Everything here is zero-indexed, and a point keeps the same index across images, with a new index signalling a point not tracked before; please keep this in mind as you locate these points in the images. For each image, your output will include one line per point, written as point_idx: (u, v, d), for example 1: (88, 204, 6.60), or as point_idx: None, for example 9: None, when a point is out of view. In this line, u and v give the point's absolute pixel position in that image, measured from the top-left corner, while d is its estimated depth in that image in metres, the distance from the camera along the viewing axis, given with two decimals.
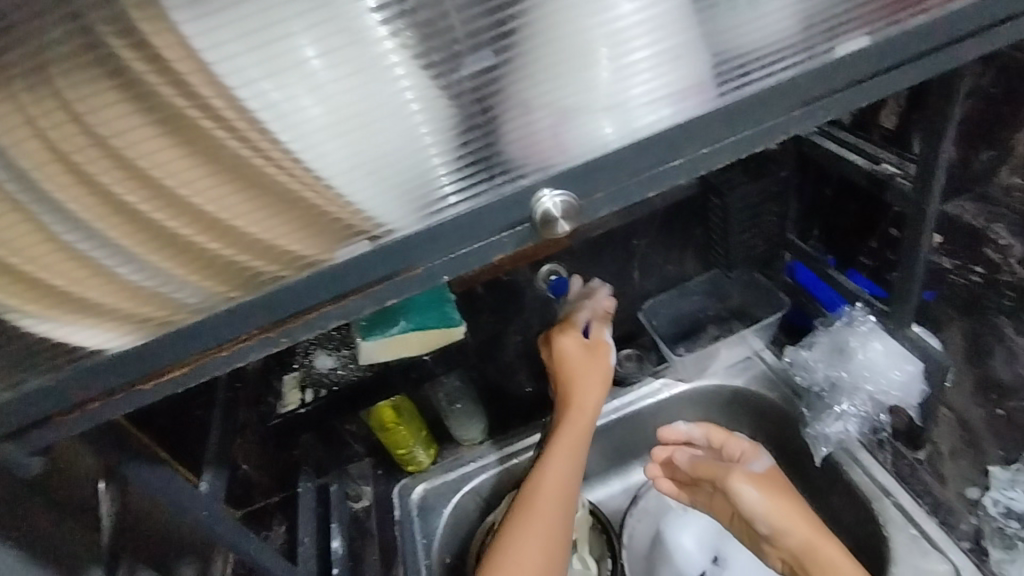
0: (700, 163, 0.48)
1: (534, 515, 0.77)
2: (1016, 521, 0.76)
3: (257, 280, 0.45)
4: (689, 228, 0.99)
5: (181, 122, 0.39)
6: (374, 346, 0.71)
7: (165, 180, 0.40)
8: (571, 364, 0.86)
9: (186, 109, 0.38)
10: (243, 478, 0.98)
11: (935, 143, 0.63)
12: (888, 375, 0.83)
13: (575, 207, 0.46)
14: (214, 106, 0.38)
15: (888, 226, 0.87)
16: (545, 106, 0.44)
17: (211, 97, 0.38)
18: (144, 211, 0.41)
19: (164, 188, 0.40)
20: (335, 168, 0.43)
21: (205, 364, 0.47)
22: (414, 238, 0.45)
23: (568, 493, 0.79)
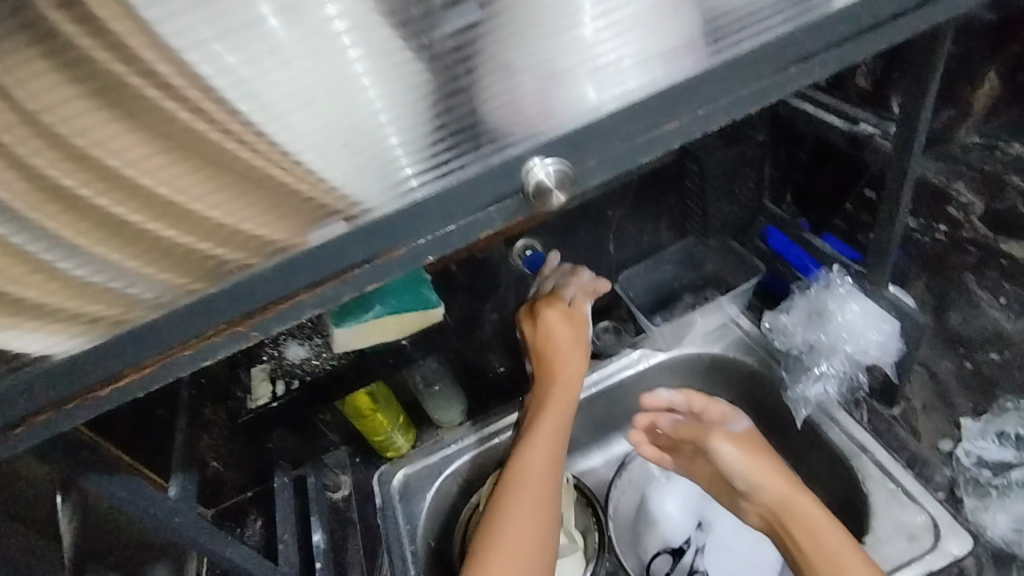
0: (696, 125, 0.45)
1: (525, 492, 0.76)
2: (987, 470, 0.78)
3: (221, 270, 0.41)
4: (665, 197, 0.97)
5: (123, 92, 0.34)
6: (348, 333, 0.68)
7: (108, 159, 0.35)
8: (556, 340, 0.85)
9: (127, 77, 0.33)
10: (213, 476, 0.96)
11: (918, 101, 0.63)
12: (866, 336, 0.83)
13: (569, 175, 0.43)
14: (161, 73, 0.33)
15: (864, 188, 0.87)
16: (531, 68, 0.41)
17: (156, 62, 0.33)
18: (86, 197, 0.36)
19: (107, 169, 0.35)
20: (303, 142, 0.38)
21: (167, 365, 0.43)
22: (395, 216, 0.41)
23: (556, 468, 0.79)
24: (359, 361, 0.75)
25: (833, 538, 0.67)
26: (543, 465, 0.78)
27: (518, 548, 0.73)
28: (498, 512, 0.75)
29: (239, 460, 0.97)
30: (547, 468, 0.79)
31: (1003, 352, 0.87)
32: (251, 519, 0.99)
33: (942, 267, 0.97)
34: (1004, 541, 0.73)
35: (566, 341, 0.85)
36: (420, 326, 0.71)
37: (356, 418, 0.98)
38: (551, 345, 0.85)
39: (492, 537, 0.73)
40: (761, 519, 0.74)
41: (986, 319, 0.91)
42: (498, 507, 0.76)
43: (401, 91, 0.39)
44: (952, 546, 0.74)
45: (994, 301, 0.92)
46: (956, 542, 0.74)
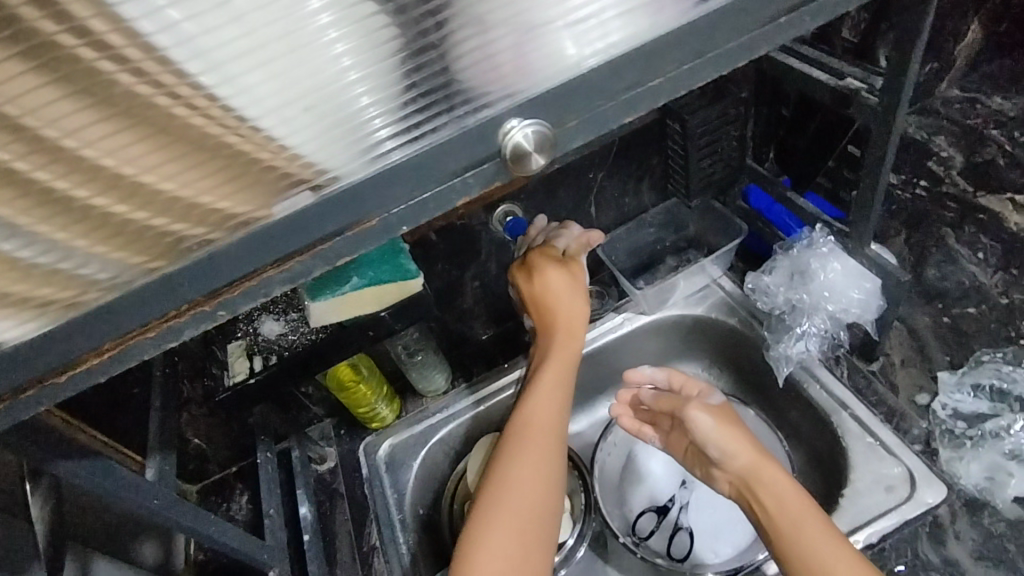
0: (681, 81, 0.43)
1: (529, 444, 0.73)
2: (962, 421, 0.79)
3: (180, 247, 0.38)
4: (647, 157, 0.95)
5: (55, 54, 0.31)
6: (326, 307, 0.66)
7: (45, 129, 0.32)
8: (555, 290, 0.82)
9: (58, 36, 0.30)
10: (197, 452, 0.96)
11: (905, 53, 0.61)
12: (847, 295, 0.84)
13: (548, 138, 0.41)
14: (95, 30, 0.31)
15: (848, 144, 0.86)
16: (504, 21, 0.38)
17: (89, 17, 0.30)
18: (23, 170, 0.33)
19: (44, 139, 0.32)
20: (261, 105, 0.35)
21: (131, 347, 0.41)
22: (366, 184, 0.39)
23: (561, 421, 0.77)
24: (338, 335, 0.72)
25: (797, 504, 0.68)
26: (548, 417, 0.76)
27: (524, 500, 0.70)
28: (501, 467, 0.72)
29: (221, 435, 0.96)
30: (552, 419, 0.76)
31: (980, 305, 0.88)
32: (237, 494, 0.99)
33: (921, 222, 0.97)
34: (977, 489, 0.75)
35: (567, 293, 0.81)
36: (399, 297, 0.69)
37: (338, 391, 0.97)
38: (550, 298, 0.82)
39: (497, 491, 0.70)
40: (730, 486, 0.74)
41: (964, 273, 0.91)
42: (501, 462, 0.73)
43: (366, 47, 0.37)
44: (926, 496, 0.75)
45: (972, 255, 0.93)
46: (931, 492, 0.76)
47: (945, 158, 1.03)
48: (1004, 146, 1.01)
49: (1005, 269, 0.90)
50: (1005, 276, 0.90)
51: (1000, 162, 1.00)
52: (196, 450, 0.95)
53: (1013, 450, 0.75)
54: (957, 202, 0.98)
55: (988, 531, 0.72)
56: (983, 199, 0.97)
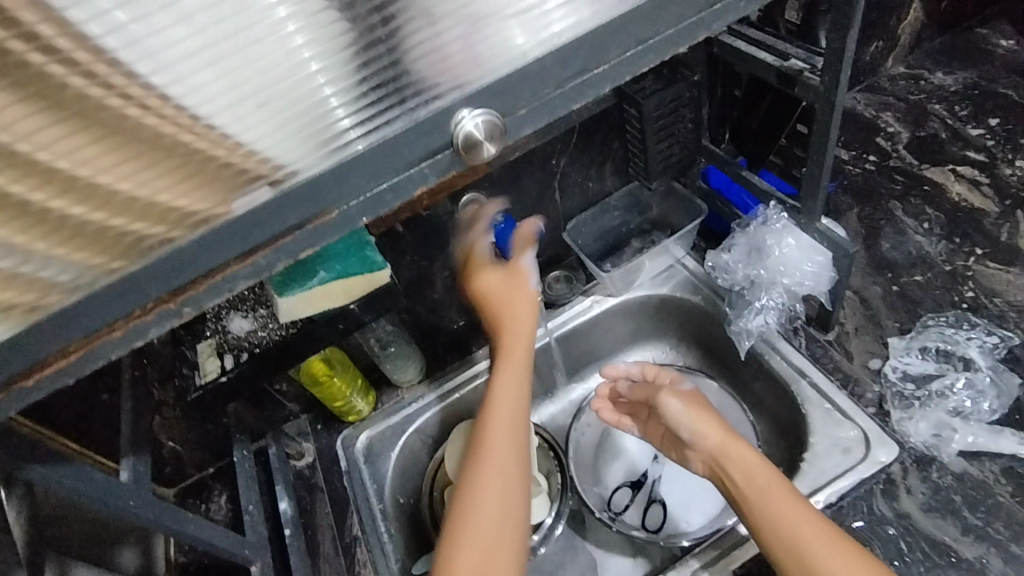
0: (624, 68, 0.45)
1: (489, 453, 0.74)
2: (911, 383, 0.84)
3: (141, 245, 0.38)
4: (608, 142, 0.97)
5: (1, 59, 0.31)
6: (293, 302, 0.66)
7: None
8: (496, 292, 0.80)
9: (5, 40, 0.31)
10: (172, 454, 0.95)
11: (841, 35, 0.64)
12: (802, 269, 0.87)
13: (498, 127, 0.42)
14: (43, 34, 0.31)
15: (796, 123, 0.90)
16: (451, 13, 0.39)
17: (36, 22, 0.31)
18: None
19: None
20: (213, 104, 0.36)
21: (96, 349, 0.41)
22: (323, 178, 0.40)
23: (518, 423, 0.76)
24: (308, 329, 0.73)
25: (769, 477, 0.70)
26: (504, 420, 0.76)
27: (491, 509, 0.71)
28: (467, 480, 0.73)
29: (197, 436, 0.96)
30: (516, 410, 0.77)
31: (926, 273, 0.93)
32: (216, 494, 0.99)
33: (870, 196, 1.02)
34: (925, 446, 0.79)
35: (510, 279, 0.80)
36: (367, 289, 0.70)
37: (312, 386, 0.97)
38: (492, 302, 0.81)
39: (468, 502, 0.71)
40: (704, 466, 0.77)
41: (911, 243, 0.96)
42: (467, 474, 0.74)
43: (316, 44, 0.37)
44: (880, 454, 0.79)
45: (919, 225, 0.97)
46: (885, 452, 0.79)
47: (892, 133, 1.07)
48: (946, 120, 1.06)
49: (948, 238, 0.95)
50: (949, 244, 0.95)
51: (941, 136, 1.05)
52: (171, 452, 0.95)
53: (956, 407, 0.80)
54: (904, 175, 1.02)
55: (936, 484, 0.76)
56: (927, 170, 1.02)
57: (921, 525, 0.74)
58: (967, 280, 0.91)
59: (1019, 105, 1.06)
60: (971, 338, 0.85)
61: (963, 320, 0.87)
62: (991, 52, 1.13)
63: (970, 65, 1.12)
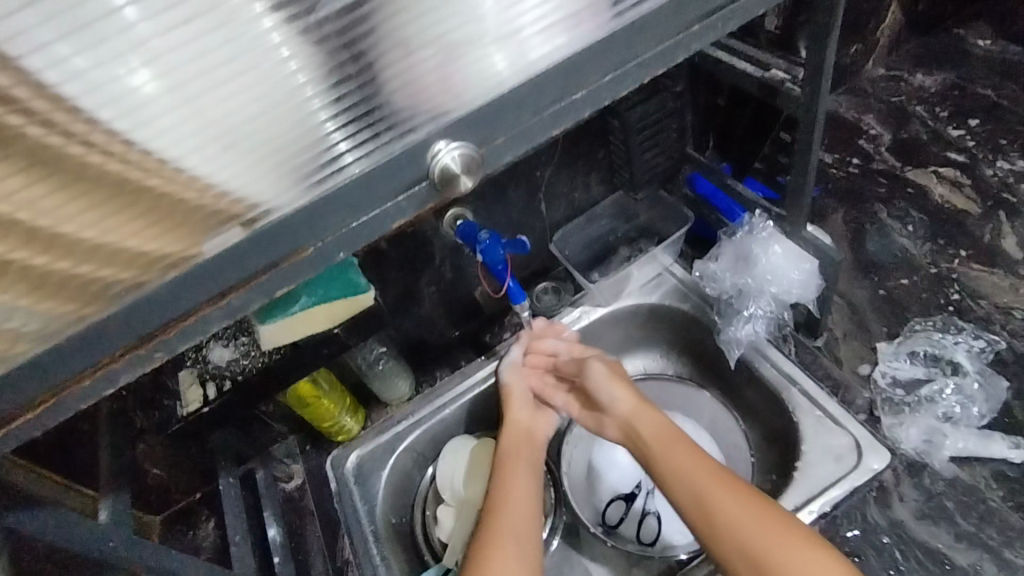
0: (604, 92, 0.44)
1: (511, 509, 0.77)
2: (901, 389, 0.84)
3: (109, 293, 0.37)
4: (592, 152, 0.96)
5: None
6: (275, 329, 0.64)
7: None
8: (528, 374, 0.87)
9: None
10: (157, 483, 0.93)
11: (821, 47, 0.64)
12: (789, 276, 0.87)
13: (475, 158, 0.41)
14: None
15: (780, 131, 0.91)
16: (426, 43, 0.38)
17: None
18: None
19: None
20: (180, 146, 0.35)
21: (65, 399, 0.40)
22: (298, 216, 0.39)
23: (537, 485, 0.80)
24: (292, 355, 0.71)
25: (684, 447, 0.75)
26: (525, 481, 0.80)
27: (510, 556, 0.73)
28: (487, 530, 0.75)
29: (183, 463, 0.94)
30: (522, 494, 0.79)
31: (912, 276, 0.93)
32: (203, 521, 0.97)
33: (855, 199, 1.02)
34: (916, 452, 0.79)
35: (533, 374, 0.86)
36: (351, 312, 0.69)
37: (299, 407, 0.96)
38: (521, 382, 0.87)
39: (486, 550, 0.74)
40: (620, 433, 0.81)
41: (896, 246, 0.96)
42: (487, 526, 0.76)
43: (286, 81, 0.36)
44: (873, 462, 0.78)
45: (903, 228, 0.97)
46: (877, 459, 0.79)
47: (874, 136, 1.07)
48: (927, 122, 1.07)
49: (932, 240, 0.95)
50: (933, 246, 0.95)
51: (923, 137, 1.05)
52: (156, 480, 0.93)
53: (946, 413, 0.81)
54: (887, 177, 1.03)
55: (929, 491, 0.77)
56: (910, 172, 1.02)
57: (915, 533, 0.74)
58: (952, 283, 0.91)
59: (998, 105, 1.07)
60: (958, 342, 0.85)
61: (950, 324, 0.87)
62: (970, 52, 1.14)
63: (950, 66, 1.13)
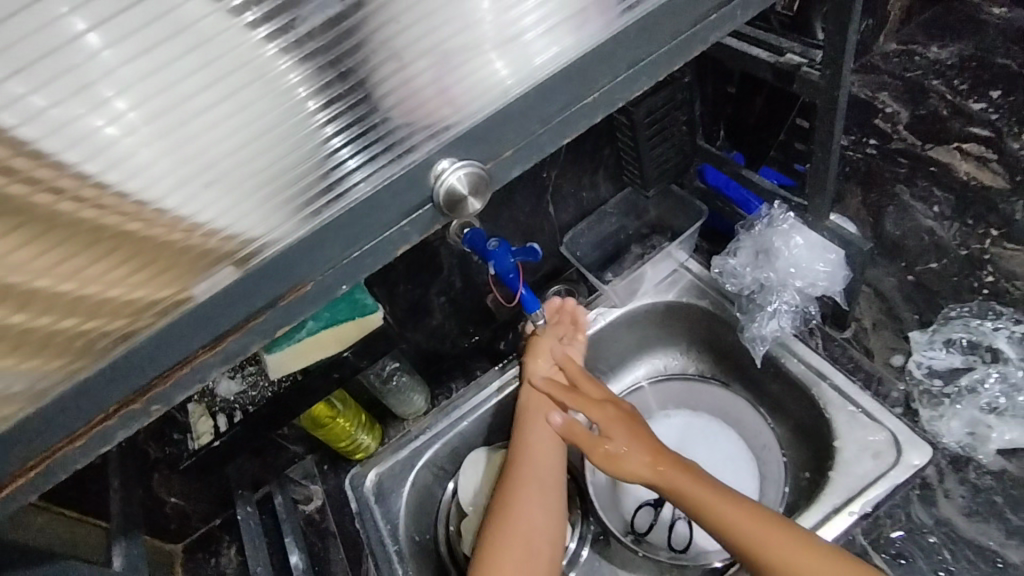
0: (616, 94, 0.42)
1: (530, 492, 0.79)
2: (939, 379, 0.80)
3: (98, 345, 0.35)
4: (598, 149, 0.93)
5: None
6: (280, 357, 0.62)
7: None
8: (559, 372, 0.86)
9: None
10: (176, 513, 0.92)
11: (843, 27, 0.61)
12: (813, 269, 0.85)
13: (484, 178, 0.39)
14: None
15: (796, 117, 0.85)
16: (419, 52, 0.35)
17: None
18: None
19: None
20: (160, 183, 0.32)
21: (59, 461, 0.38)
22: (294, 251, 0.36)
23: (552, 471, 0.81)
24: (302, 382, 0.68)
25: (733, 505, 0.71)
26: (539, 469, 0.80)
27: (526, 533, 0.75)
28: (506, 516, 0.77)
29: (200, 492, 0.92)
30: (542, 490, 0.79)
31: (941, 260, 0.89)
32: (225, 547, 0.96)
33: (876, 181, 0.97)
34: (960, 446, 0.76)
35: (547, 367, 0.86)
36: (360, 334, 0.66)
37: (316, 429, 0.94)
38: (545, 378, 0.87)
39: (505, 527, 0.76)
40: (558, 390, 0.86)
41: (922, 228, 0.92)
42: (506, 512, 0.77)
43: (272, 107, 0.34)
44: (913, 458, 0.74)
45: (928, 209, 0.93)
46: (918, 454, 0.75)
47: (890, 114, 1.01)
48: (946, 96, 1.00)
49: (960, 220, 0.91)
50: (962, 226, 0.90)
51: (943, 113, 0.99)
52: (174, 509, 0.91)
53: (989, 404, 0.77)
54: (907, 156, 0.97)
55: (976, 486, 0.73)
56: (932, 150, 0.97)
57: (964, 531, 0.71)
58: (985, 264, 0.87)
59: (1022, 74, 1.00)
60: (998, 328, 0.82)
61: (988, 309, 0.83)
62: (985, 21, 1.07)
63: (967, 34, 1.06)
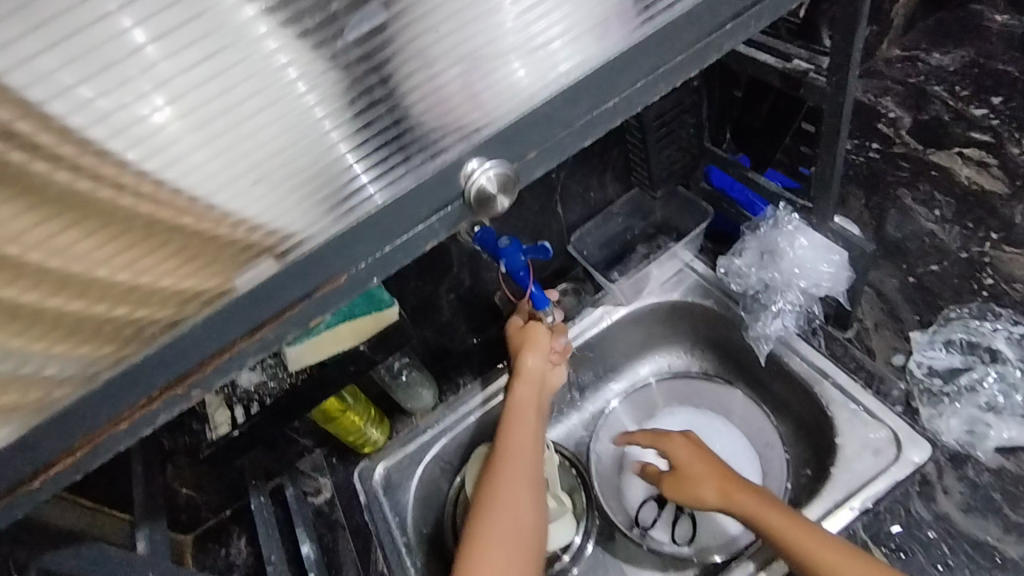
0: (636, 99, 0.43)
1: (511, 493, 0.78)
2: (939, 378, 0.82)
3: (145, 333, 0.37)
4: (607, 151, 0.95)
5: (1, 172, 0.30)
6: (301, 350, 0.65)
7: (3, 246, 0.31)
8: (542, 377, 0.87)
9: (6, 153, 0.29)
10: (188, 504, 0.94)
11: (849, 36, 0.63)
12: (817, 269, 0.86)
13: (511, 177, 0.40)
14: (41, 143, 0.30)
15: (802, 122, 0.85)
16: (450, 60, 0.38)
17: (33, 132, 0.30)
18: None
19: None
20: (211, 181, 0.34)
21: (103, 442, 0.39)
22: (332, 245, 0.38)
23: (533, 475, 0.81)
24: (319, 374, 0.70)
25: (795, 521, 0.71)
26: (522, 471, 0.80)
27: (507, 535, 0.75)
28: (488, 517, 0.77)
29: (212, 484, 0.94)
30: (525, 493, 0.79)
31: (941, 262, 0.91)
32: (235, 538, 0.97)
33: (878, 184, 0.99)
34: (959, 444, 0.77)
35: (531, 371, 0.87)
36: (375, 329, 0.69)
37: (326, 423, 0.96)
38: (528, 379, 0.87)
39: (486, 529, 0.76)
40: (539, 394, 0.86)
41: (923, 230, 0.93)
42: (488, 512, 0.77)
43: (314, 110, 0.36)
44: (913, 455, 0.77)
45: (929, 213, 0.94)
46: (917, 451, 0.78)
47: (893, 119, 1.03)
48: (948, 102, 1.03)
49: (960, 223, 0.93)
50: (962, 230, 0.92)
51: (945, 118, 1.01)
52: (186, 500, 0.93)
53: (988, 402, 0.79)
54: (909, 160, 0.99)
55: (974, 482, 0.75)
56: (934, 155, 0.99)
57: (962, 526, 0.73)
58: (985, 267, 0.89)
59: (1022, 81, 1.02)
60: (997, 329, 0.83)
61: (987, 310, 0.85)
62: (986, 28, 1.09)
63: (969, 41, 1.09)
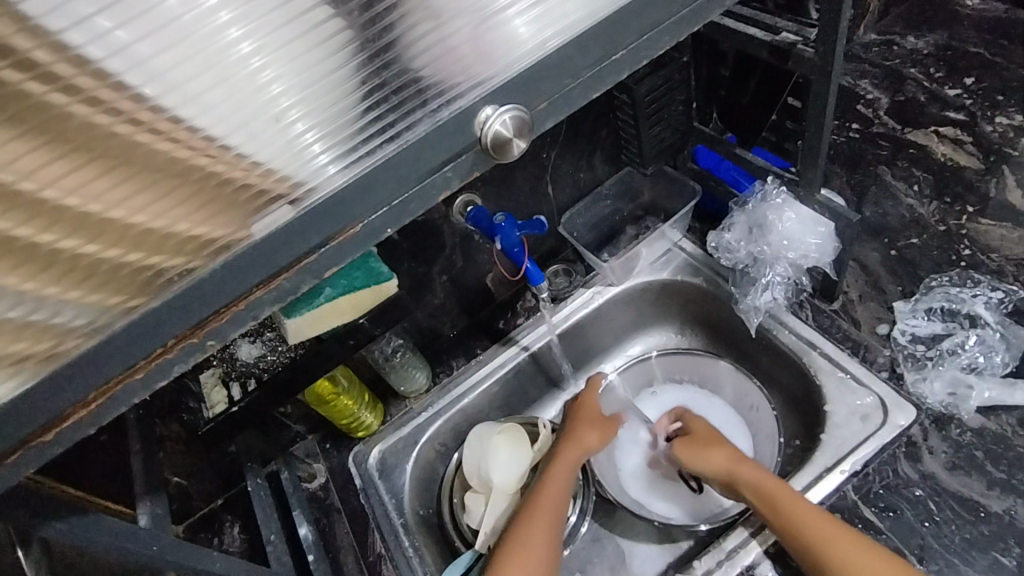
0: (641, 52, 0.45)
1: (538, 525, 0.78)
2: (922, 344, 0.85)
3: (159, 280, 0.37)
4: (596, 130, 0.96)
5: (22, 103, 0.31)
6: (299, 323, 0.63)
7: (20, 182, 0.32)
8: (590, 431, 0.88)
9: (25, 83, 0.31)
10: (179, 492, 0.92)
11: (832, 6, 0.65)
12: (805, 241, 0.88)
13: (526, 122, 0.41)
14: (60, 74, 0.31)
15: (789, 97, 0.92)
16: (455, 8, 0.39)
17: (53, 63, 0.31)
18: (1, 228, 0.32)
19: (16, 190, 0.32)
20: (227, 121, 0.35)
21: (120, 393, 0.39)
22: (346, 191, 0.39)
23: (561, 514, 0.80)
24: (318, 348, 0.70)
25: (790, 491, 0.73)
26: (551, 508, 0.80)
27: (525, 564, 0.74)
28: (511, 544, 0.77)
29: (203, 470, 0.92)
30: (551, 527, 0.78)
31: (921, 235, 0.93)
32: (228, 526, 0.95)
33: (860, 162, 1.01)
34: (942, 405, 0.80)
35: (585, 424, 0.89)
36: (376, 302, 0.68)
37: (320, 406, 0.95)
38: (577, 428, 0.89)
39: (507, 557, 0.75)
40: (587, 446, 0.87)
41: (903, 206, 0.96)
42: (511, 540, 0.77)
43: (328, 54, 0.37)
44: (898, 418, 0.80)
45: (908, 188, 0.97)
46: (903, 415, 0.80)
47: (871, 100, 1.07)
48: (923, 83, 1.06)
49: (938, 198, 0.96)
50: (941, 204, 0.95)
51: (921, 98, 1.05)
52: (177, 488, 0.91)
53: (969, 364, 0.82)
54: (888, 139, 1.02)
55: (957, 442, 0.78)
56: (911, 133, 1.02)
57: (947, 484, 0.75)
58: (962, 239, 0.92)
59: (991, 62, 1.06)
60: (976, 296, 0.86)
61: (966, 278, 0.88)
62: (957, 11, 1.13)
63: (942, 25, 1.12)
